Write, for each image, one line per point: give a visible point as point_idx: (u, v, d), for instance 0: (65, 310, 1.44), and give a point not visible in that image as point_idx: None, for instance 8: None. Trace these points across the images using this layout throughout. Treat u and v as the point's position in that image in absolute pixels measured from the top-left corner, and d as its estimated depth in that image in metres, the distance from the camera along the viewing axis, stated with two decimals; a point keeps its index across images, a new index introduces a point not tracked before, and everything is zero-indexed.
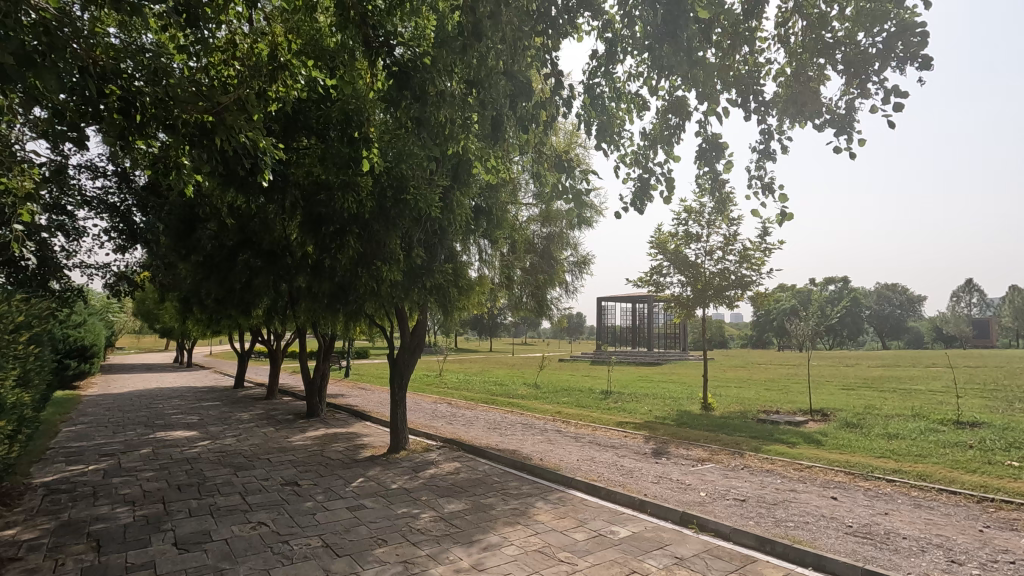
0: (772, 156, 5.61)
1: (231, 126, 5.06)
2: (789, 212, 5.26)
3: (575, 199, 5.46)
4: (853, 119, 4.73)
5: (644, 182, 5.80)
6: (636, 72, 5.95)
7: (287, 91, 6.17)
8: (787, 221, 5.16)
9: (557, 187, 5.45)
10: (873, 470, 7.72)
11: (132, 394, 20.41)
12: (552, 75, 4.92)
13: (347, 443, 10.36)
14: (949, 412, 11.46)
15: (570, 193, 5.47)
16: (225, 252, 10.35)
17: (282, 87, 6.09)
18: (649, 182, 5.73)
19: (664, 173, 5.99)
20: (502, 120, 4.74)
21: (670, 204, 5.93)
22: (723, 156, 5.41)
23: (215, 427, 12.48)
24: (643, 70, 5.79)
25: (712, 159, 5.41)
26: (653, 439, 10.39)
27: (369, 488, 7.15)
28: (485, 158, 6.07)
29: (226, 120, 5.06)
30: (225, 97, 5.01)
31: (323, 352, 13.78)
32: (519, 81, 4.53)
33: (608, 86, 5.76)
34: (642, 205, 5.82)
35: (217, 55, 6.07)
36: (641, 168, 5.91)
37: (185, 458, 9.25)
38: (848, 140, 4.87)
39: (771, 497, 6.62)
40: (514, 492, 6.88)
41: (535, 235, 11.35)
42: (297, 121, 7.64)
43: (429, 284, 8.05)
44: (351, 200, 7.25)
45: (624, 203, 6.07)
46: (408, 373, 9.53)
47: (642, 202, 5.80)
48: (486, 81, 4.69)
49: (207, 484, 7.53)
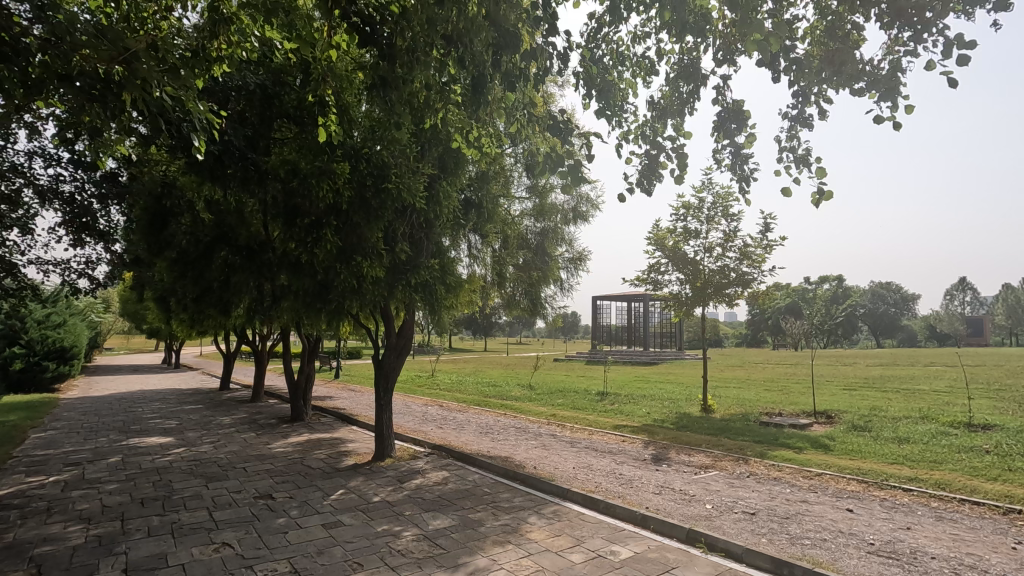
0: (807, 125, 4.99)
1: (144, 78, 4.43)
2: (828, 189, 4.66)
3: (573, 172, 4.76)
4: (901, 80, 4.18)
5: (653, 159, 5.25)
6: (641, 33, 5.52)
7: (233, 47, 5.65)
8: (826, 200, 4.55)
9: (551, 165, 4.89)
10: (887, 478, 7.26)
11: (114, 397, 19.72)
12: (545, 20, 4.32)
13: (330, 450, 9.81)
14: (959, 413, 11.07)
15: (567, 169, 4.82)
16: (200, 248, 9.56)
17: (229, 44, 5.60)
18: (659, 159, 5.13)
19: (676, 150, 5.42)
20: (486, 80, 4.38)
21: (681, 183, 5.35)
22: (746, 126, 4.87)
23: (193, 432, 11.87)
24: (652, 30, 5.34)
25: (733, 131, 4.86)
26: (653, 444, 9.87)
27: (349, 502, 6.61)
28: (469, 131, 5.47)
29: (139, 71, 4.41)
30: (135, 43, 4.43)
31: (308, 353, 13.20)
32: (505, 29, 4.06)
33: (611, 49, 5.30)
34: (648, 186, 5.23)
35: (156, 14, 5.63)
36: (649, 144, 5.36)
37: (155, 467, 8.64)
38: (895, 106, 4.33)
39: (782, 510, 6.14)
40: (505, 505, 6.36)
41: (529, 232, 10.59)
42: (273, 105, 7.27)
43: (415, 281, 7.48)
44: (327, 188, 6.60)
45: (629, 184, 5.50)
46: (393, 376, 8.97)
47: (649, 183, 5.20)
48: (466, 34, 4.24)
49: (174, 498, 6.96)
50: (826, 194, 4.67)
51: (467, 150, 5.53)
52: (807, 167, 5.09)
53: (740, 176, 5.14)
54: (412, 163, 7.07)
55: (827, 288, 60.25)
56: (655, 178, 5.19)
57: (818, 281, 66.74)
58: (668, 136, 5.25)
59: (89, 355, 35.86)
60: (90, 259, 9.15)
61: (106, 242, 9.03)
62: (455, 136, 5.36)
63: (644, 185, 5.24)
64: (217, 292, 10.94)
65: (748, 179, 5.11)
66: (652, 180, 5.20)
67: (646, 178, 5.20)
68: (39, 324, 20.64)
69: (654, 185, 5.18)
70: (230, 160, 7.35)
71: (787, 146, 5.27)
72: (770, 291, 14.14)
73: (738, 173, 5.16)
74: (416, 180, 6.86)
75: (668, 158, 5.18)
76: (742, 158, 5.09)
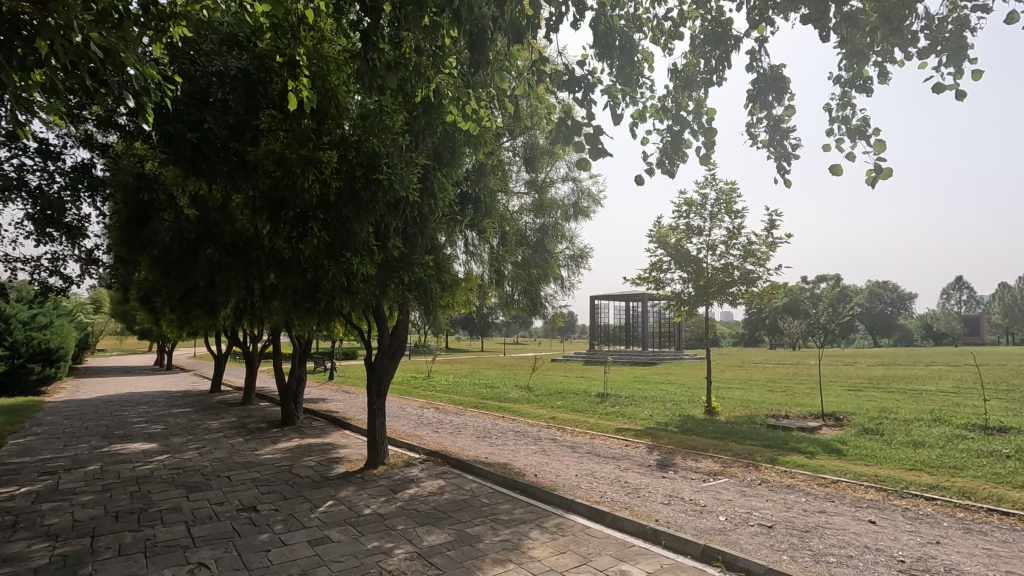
0: (863, 88, 4.47)
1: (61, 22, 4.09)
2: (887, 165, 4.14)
3: (591, 143, 4.30)
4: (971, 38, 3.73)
5: (676, 135, 4.78)
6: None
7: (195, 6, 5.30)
8: (882, 179, 4.08)
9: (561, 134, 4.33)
10: (907, 486, 6.88)
11: (99, 399, 19.11)
12: None
13: (321, 456, 9.36)
14: (972, 415, 10.73)
15: (583, 139, 4.32)
16: (186, 245, 9.17)
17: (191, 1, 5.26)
18: (682, 136, 4.68)
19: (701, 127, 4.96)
20: (483, 36, 4.00)
21: (705, 165, 4.90)
22: (785, 93, 4.42)
23: (178, 438, 11.41)
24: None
25: (770, 100, 4.43)
26: (657, 449, 9.46)
27: (339, 515, 6.19)
28: (465, 102, 5.05)
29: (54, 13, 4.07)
30: None
31: (298, 356, 12.73)
32: None
33: (628, 14, 4.86)
34: (669, 166, 4.83)
35: None
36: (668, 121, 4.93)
37: (135, 477, 8.17)
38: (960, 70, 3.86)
39: (801, 523, 5.75)
40: (505, 518, 5.95)
41: (527, 228, 10.12)
42: (258, 92, 6.77)
43: (407, 278, 7.06)
44: (313, 179, 6.14)
45: (648, 165, 5.06)
46: (386, 379, 8.54)
47: (672, 163, 4.80)
48: None
49: (151, 511, 6.52)
50: (883, 171, 4.12)
51: (463, 122, 5.13)
52: (859, 139, 4.55)
53: (778, 154, 4.64)
54: (405, 153, 6.66)
55: (824, 287, 60.02)
56: (679, 158, 4.78)
57: (816, 280, 66.56)
58: (690, 111, 4.81)
59: (78, 356, 35.24)
60: (60, 256, 8.70)
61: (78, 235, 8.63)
62: (450, 107, 4.97)
63: (664, 166, 4.85)
64: (204, 291, 10.45)
65: (790, 157, 4.60)
66: (676, 160, 4.79)
67: (670, 158, 4.78)
68: (25, 325, 20.17)
69: (679, 166, 4.76)
70: (211, 152, 6.91)
71: (839, 117, 4.72)
72: (775, 290, 13.79)
73: (776, 150, 4.67)
74: (409, 172, 6.43)
75: (695, 134, 4.73)
76: (783, 131, 4.59)
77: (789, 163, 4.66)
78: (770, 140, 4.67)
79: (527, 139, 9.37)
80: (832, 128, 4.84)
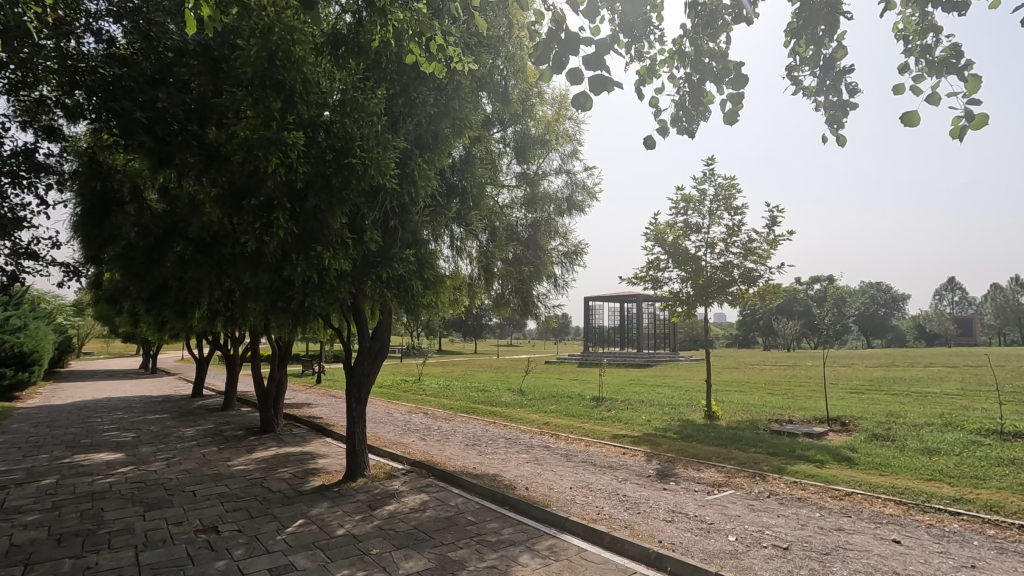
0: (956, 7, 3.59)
1: None
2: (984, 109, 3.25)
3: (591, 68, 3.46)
4: None
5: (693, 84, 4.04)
6: None
7: None
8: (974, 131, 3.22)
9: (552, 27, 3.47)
10: (929, 499, 6.34)
11: (74, 405, 18.28)
12: None
13: (298, 467, 8.72)
14: (984, 419, 10.25)
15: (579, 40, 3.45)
16: (150, 242, 8.54)
17: None
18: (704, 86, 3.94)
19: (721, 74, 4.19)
20: None
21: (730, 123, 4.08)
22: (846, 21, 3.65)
23: (147, 448, 10.70)
24: None
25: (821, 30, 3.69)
26: (657, 458, 8.88)
27: (308, 537, 5.58)
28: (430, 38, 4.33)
29: None
30: None
31: (278, 358, 12.06)
32: None
33: None
34: (683, 129, 4.23)
35: None
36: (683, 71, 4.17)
37: (91, 492, 7.50)
38: None
39: (819, 543, 5.20)
40: (491, 540, 5.36)
41: (518, 223, 9.48)
42: (219, 71, 6.16)
43: (385, 275, 6.46)
44: (276, 163, 5.45)
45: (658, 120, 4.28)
46: (367, 385, 7.94)
47: (688, 123, 4.18)
48: None
49: (99, 533, 5.87)
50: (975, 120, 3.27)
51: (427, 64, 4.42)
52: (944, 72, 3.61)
53: (831, 102, 3.90)
54: (382, 135, 6.08)
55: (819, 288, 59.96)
56: (699, 116, 4.15)
57: (810, 281, 66.45)
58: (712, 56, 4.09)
59: (59, 360, 34.33)
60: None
61: (19, 226, 7.86)
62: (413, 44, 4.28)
63: (680, 127, 4.20)
64: (174, 289, 9.79)
65: (849, 104, 3.87)
66: (696, 119, 4.16)
67: (688, 118, 4.16)
68: None
69: (698, 124, 4.16)
70: (165, 135, 6.14)
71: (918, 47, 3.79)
72: (777, 289, 13.30)
73: (828, 99, 3.96)
74: (386, 156, 5.86)
75: (719, 86, 4.07)
76: (835, 75, 3.93)
77: (846, 114, 3.93)
78: (820, 87, 4.00)
79: (518, 128, 8.74)
80: (908, 65, 3.97)
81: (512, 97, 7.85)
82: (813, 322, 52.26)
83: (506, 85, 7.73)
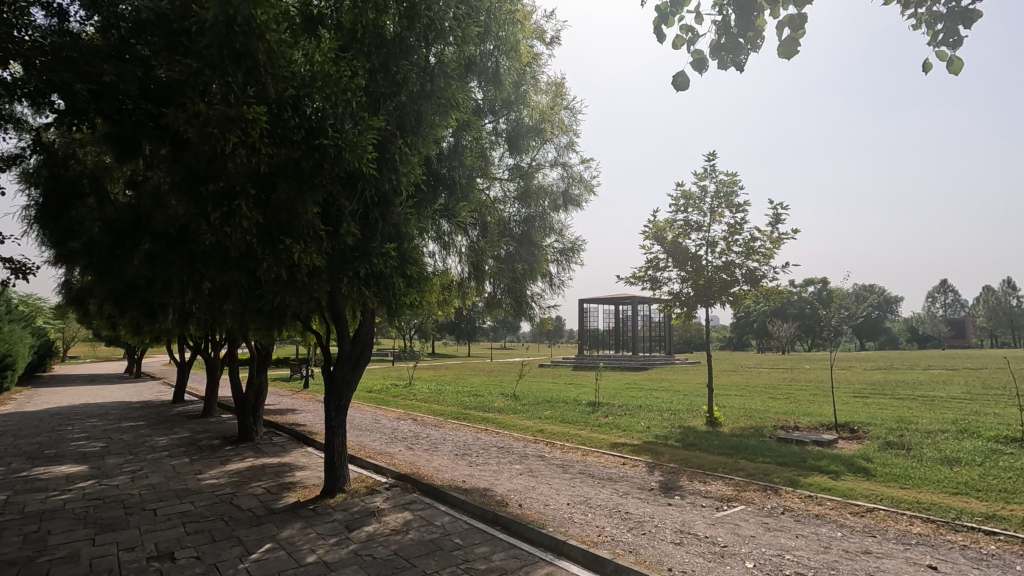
0: None
1: None
2: None
3: None
4: None
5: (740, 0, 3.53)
6: None
7: None
8: None
9: None
10: (959, 516, 5.80)
11: (46, 412, 17.38)
12: None
13: (273, 481, 8.07)
14: (999, 425, 9.78)
15: None
16: (113, 236, 7.93)
17: None
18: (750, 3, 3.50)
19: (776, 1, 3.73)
20: None
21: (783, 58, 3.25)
22: None
23: (113, 459, 10.00)
24: None
25: None
26: (660, 470, 8.30)
27: (274, 565, 4.95)
28: None
29: None
30: None
31: (257, 363, 11.43)
32: None
33: None
34: (727, 62, 3.89)
35: None
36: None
37: (41, 512, 6.81)
38: None
39: (847, 570, 4.63)
40: (480, 569, 4.76)
41: (511, 217, 8.91)
42: (179, 44, 5.51)
43: (363, 272, 5.86)
44: (238, 143, 4.92)
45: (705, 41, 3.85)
46: (347, 392, 7.29)
47: (733, 54, 3.83)
48: None
49: (37, 562, 5.20)
50: None
51: None
52: None
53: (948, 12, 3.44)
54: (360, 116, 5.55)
55: (813, 291, 59.84)
56: (747, 45, 3.78)
57: (804, 283, 66.47)
58: None
59: (41, 362, 33.54)
60: None
61: None
62: None
63: (724, 59, 3.88)
64: (145, 288, 9.16)
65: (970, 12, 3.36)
66: (742, 49, 3.81)
67: (732, 49, 3.82)
68: None
69: (746, 54, 3.80)
70: (114, 113, 5.47)
71: None
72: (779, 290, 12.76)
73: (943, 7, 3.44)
74: (362, 138, 5.36)
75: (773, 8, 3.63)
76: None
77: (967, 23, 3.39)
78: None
79: (513, 116, 8.16)
80: None
81: (506, 80, 7.45)
82: (809, 324, 51.97)
83: (498, 67, 7.25)
